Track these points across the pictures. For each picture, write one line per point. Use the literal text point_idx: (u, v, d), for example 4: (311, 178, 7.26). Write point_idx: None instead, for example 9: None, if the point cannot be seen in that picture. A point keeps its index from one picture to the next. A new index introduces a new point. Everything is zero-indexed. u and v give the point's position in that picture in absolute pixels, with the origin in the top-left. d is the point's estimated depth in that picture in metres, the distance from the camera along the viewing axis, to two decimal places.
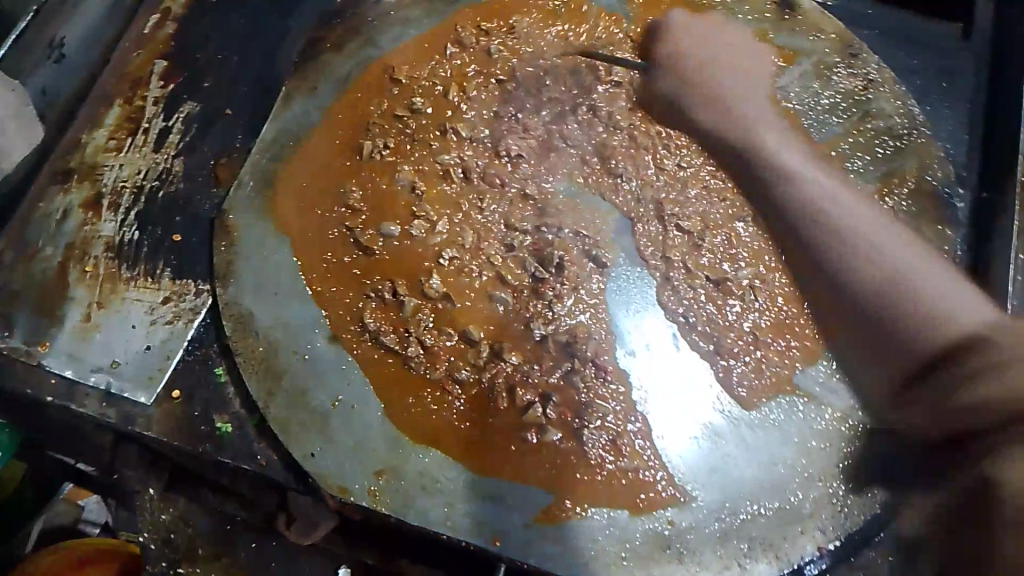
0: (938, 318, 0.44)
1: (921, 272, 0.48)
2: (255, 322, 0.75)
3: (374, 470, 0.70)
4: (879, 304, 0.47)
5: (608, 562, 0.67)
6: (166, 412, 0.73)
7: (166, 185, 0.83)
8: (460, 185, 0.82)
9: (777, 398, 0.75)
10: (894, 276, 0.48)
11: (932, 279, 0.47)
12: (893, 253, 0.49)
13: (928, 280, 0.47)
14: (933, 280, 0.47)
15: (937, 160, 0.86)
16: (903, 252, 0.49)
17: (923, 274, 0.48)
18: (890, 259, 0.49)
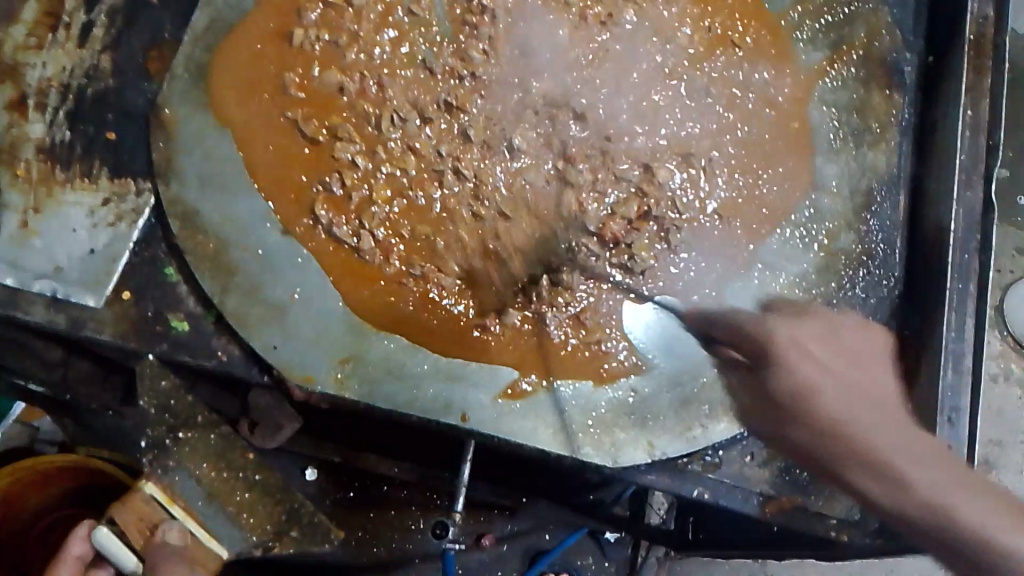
0: (926, 497, 0.49)
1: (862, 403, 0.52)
2: (202, 218, 0.73)
3: (337, 357, 0.70)
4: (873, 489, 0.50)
5: (574, 430, 0.69)
6: (119, 314, 0.72)
7: (94, 80, 0.78)
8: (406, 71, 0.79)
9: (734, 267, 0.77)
10: (841, 417, 0.51)
11: (875, 415, 0.51)
12: (814, 366, 0.53)
13: (893, 429, 0.51)
14: (881, 415, 0.52)
15: (885, 27, 0.86)
16: (837, 375, 0.53)
17: (861, 403, 0.52)
18: (830, 391, 0.52)
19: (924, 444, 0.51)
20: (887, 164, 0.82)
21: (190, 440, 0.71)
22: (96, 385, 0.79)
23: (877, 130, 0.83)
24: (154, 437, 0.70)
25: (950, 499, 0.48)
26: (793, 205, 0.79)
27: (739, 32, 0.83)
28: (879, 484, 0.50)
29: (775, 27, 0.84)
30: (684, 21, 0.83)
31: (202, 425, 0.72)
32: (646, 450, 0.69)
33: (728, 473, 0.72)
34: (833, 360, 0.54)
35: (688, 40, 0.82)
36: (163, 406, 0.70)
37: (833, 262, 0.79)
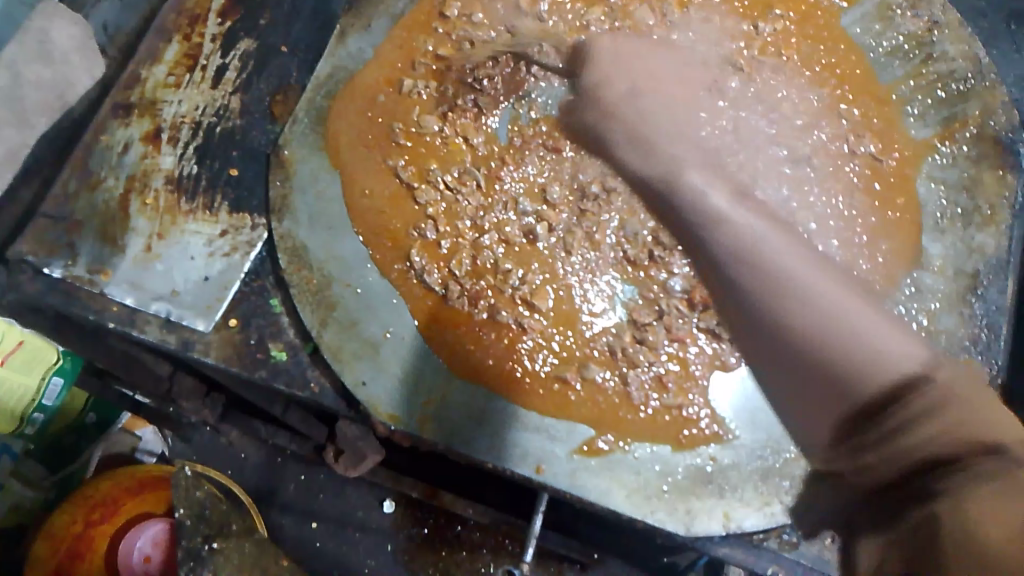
0: (788, 278, 0.53)
1: (790, 254, 0.56)
2: (309, 254, 0.77)
3: (422, 399, 0.72)
4: (796, 313, 0.51)
5: (649, 493, 0.69)
6: (225, 339, 0.76)
7: (223, 120, 0.85)
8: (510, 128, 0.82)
9: None
10: (758, 246, 0.58)
11: (802, 265, 0.54)
12: (738, 218, 0.62)
13: (828, 274, 0.53)
14: (772, 233, 0.59)
15: (1001, 105, 0.83)
16: (788, 247, 0.57)
17: (806, 258, 0.56)
18: (663, 144, 0.75)
19: (841, 282, 0.52)
20: (996, 248, 0.78)
21: (223, 549, 0.86)
22: (198, 400, 0.86)
23: (987, 211, 0.79)
24: (191, 548, 0.84)
25: (805, 270, 0.54)
26: (895, 283, 0.77)
27: (847, 102, 0.84)
28: (795, 281, 0.53)
29: (883, 99, 0.85)
30: (787, 88, 0.84)
31: (237, 533, 0.88)
32: (721, 520, 0.68)
33: (805, 554, 0.70)
34: (772, 232, 0.60)
35: (792, 110, 0.83)
36: (198, 515, 0.85)
37: (932, 344, 0.75)
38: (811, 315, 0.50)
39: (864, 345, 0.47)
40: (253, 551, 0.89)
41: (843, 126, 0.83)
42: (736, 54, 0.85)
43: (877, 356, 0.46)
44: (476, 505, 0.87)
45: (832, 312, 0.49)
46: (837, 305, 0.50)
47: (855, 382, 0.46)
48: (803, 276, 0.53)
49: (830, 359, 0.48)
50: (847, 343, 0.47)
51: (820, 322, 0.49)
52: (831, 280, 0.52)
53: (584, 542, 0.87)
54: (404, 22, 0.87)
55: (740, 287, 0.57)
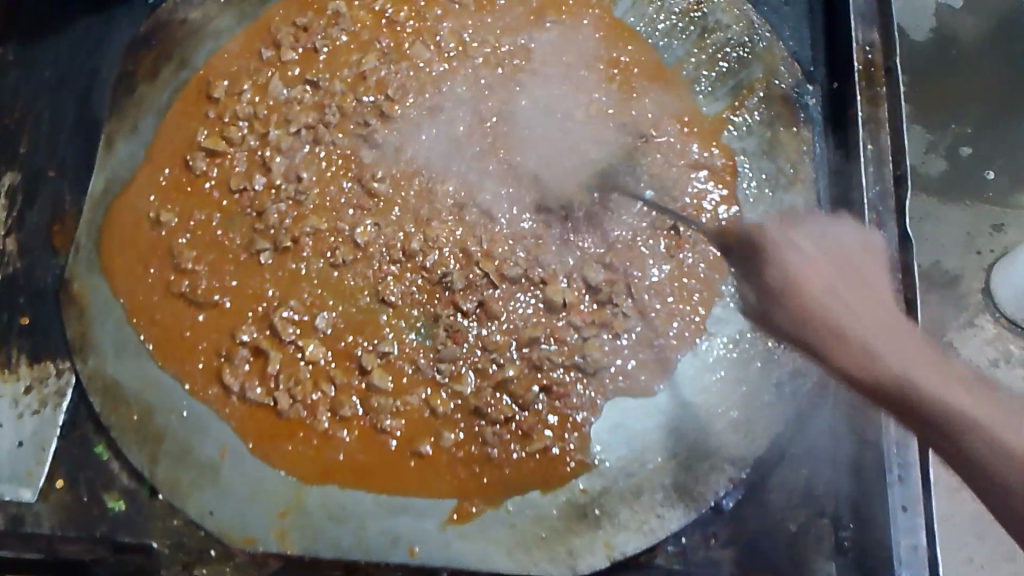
0: (869, 345, 0.53)
1: (860, 310, 0.54)
2: (122, 389, 0.72)
3: (275, 511, 0.68)
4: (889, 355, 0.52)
5: (529, 544, 0.67)
6: (56, 502, 0.71)
7: (2, 266, 0.79)
8: (306, 210, 0.79)
9: (682, 353, 0.73)
10: (814, 320, 0.55)
11: (877, 324, 0.53)
12: (799, 262, 0.56)
13: (872, 325, 0.53)
14: (847, 287, 0.55)
15: (782, 63, 0.84)
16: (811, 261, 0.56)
17: (844, 299, 0.55)
18: (816, 290, 0.55)
19: (908, 342, 0.52)
20: (807, 204, 0.80)
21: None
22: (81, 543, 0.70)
23: (791, 170, 0.81)
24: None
25: (909, 355, 0.52)
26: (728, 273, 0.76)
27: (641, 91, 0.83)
28: (882, 351, 0.52)
29: (673, 82, 0.84)
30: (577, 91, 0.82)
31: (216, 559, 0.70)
32: (604, 552, 0.67)
33: (694, 559, 0.70)
34: (830, 272, 0.56)
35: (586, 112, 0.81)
36: (175, 545, 0.70)
37: None
38: (866, 367, 0.52)
39: (1009, 445, 0.46)
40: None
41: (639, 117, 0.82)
42: (519, 70, 0.83)
43: (1019, 457, 0.45)
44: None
45: (912, 383, 0.50)
46: (957, 390, 0.49)
47: (978, 458, 0.47)
48: (855, 324, 0.53)
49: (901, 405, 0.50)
50: (952, 415, 0.48)
51: (862, 356, 0.52)
52: (892, 327, 0.53)
53: None
54: (171, 115, 0.83)
55: (852, 369, 0.53)
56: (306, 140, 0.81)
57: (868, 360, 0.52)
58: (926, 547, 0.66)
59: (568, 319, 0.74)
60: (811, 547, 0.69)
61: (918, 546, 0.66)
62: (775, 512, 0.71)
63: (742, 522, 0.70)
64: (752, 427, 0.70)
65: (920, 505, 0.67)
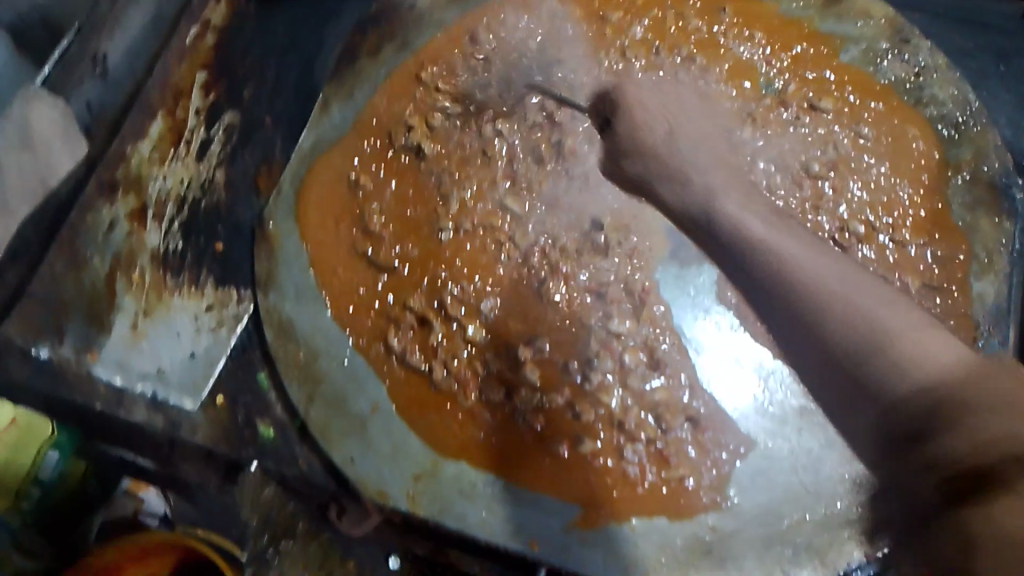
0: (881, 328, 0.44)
1: (822, 257, 0.48)
2: (295, 328, 0.76)
3: (411, 474, 0.71)
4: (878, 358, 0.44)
5: (646, 566, 0.67)
6: (213, 417, 0.76)
7: (208, 195, 0.85)
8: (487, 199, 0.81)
9: None
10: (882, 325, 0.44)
11: (852, 282, 0.46)
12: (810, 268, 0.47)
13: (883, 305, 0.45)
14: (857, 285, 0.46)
15: (994, 149, 0.82)
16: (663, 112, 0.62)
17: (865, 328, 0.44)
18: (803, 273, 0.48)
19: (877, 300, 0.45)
20: (996, 296, 0.77)
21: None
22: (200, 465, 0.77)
23: (985, 258, 0.78)
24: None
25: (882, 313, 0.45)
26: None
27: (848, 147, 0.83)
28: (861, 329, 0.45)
29: (891, 132, 0.84)
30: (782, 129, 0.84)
31: None
32: None
33: None
34: (846, 280, 0.46)
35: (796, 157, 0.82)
36: None
37: None
38: (818, 298, 0.46)
39: (942, 362, 0.42)
40: (321, 553, 0.76)
41: (826, 166, 0.82)
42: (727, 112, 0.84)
43: (907, 349, 0.43)
44: None
45: (873, 320, 0.44)
46: (880, 304, 0.45)
47: (895, 376, 0.42)
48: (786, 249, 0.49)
49: (875, 351, 0.43)
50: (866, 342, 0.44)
51: (884, 313, 0.45)
52: (847, 269, 0.48)
53: None
54: (383, 87, 0.88)
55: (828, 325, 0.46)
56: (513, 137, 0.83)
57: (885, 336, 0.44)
58: None
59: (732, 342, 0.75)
60: None
61: None
62: None
63: None
64: None
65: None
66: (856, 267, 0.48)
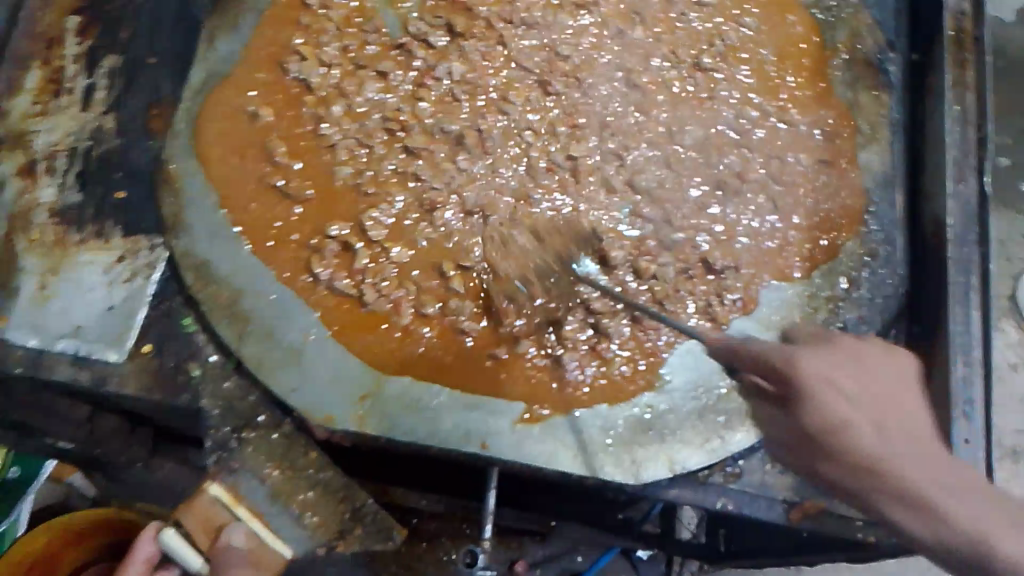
0: (917, 494, 0.47)
1: (842, 381, 0.53)
2: (213, 267, 0.75)
3: (354, 396, 0.71)
4: (945, 509, 0.46)
5: (594, 451, 0.70)
6: (140, 367, 0.73)
7: (100, 143, 0.81)
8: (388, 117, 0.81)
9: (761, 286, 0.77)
10: (896, 464, 0.48)
11: (872, 414, 0.51)
12: (863, 425, 0.50)
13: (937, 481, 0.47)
14: (920, 449, 0.49)
15: (866, 28, 0.88)
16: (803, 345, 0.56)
17: (908, 458, 0.48)
18: (858, 424, 0.50)
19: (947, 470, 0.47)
20: (881, 164, 0.82)
21: (252, 439, 0.70)
22: (124, 438, 0.80)
23: (869, 130, 0.83)
24: (217, 438, 0.70)
25: (951, 501, 0.46)
26: (806, 221, 0.79)
27: (735, 38, 0.86)
28: (914, 515, 0.47)
29: (773, 20, 0.88)
30: (670, 25, 0.87)
31: (265, 425, 0.71)
32: (666, 464, 0.70)
33: (750, 482, 0.73)
34: (866, 394, 0.52)
35: (687, 51, 0.85)
36: (226, 407, 0.71)
37: (835, 263, 0.78)
38: (854, 457, 0.50)
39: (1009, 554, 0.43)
40: (283, 444, 0.71)
41: (716, 59, 0.85)
42: (615, 15, 0.86)
43: (967, 529, 0.45)
44: (428, 496, 0.83)
45: (869, 450, 0.49)
46: (924, 463, 0.48)
47: None
48: (829, 392, 0.52)
49: (902, 501, 0.47)
50: (918, 502, 0.47)
51: (887, 403, 0.52)
52: (871, 395, 0.52)
53: (543, 509, 0.82)
54: (270, 17, 0.85)
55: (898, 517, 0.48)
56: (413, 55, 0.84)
57: (930, 515, 0.46)
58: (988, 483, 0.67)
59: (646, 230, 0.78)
60: None
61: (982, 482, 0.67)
62: None
63: None
64: None
65: (982, 440, 0.69)
66: (905, 398, 0.53)
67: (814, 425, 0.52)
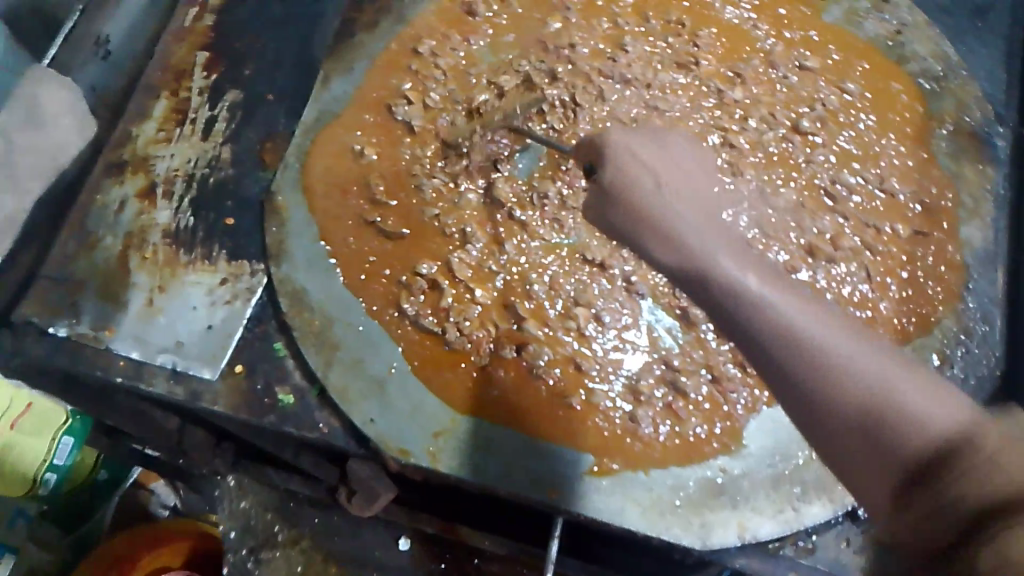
0: (798, 328, 0.46)
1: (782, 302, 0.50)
2: (309, 296, 0.78)
3: (430, 432, 0.72)
4: (817, 333, 0.45)
5: (663, 509, 0.70)
6: (232, 386, 0.76)
7: (216, 171, 0.86)
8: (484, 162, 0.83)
9: None
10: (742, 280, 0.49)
11: (737, 257, 0.52)
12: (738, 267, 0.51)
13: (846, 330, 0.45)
14: (739, 258, 0.52)
15: (974, 98, 0.86)
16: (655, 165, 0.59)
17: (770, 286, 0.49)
18: (683, 225, 0.55)
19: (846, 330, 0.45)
20: (983, 239, 0.80)
21: None
22: (210, 451, 0.84)
23: (971, 204, 0.81)
24: None
25: (851, 347, 0.44)
26: (900, 293, 0.78)
27: (835, 103, 0.86)
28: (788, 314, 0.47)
29: (876, 87, 0.87)
30: (768, 87, 0.87)
31: None
32: (736, 531, 0.69)
33: (823, 558, 0.70)
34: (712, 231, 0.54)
35: (784, 113, 0.85)
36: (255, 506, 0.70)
37: (928, 338, 0.76)
38: (671, 247, 0.55)
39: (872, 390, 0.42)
40: None
41: (815, 122, 0.85)
42: (715, 75, 0.87)
43: (839, 357, 0.44)
44: (493, 536, 0.82)
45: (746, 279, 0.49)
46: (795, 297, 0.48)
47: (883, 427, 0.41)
48: (648, 175, 0.58)
49: (780, 342, 0.46)
50: (792, 332, 0.46)
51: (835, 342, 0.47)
52: (735, 247, 0.54)
53: (606, 561, 0.81)
54: (380, 61, 0.90)
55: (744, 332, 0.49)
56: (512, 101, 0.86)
57: (820, 350, 0.44)
58: None
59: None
60: None
61: None
62: None
63: None
64: None
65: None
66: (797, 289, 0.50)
67: (643, 231, 0.57)
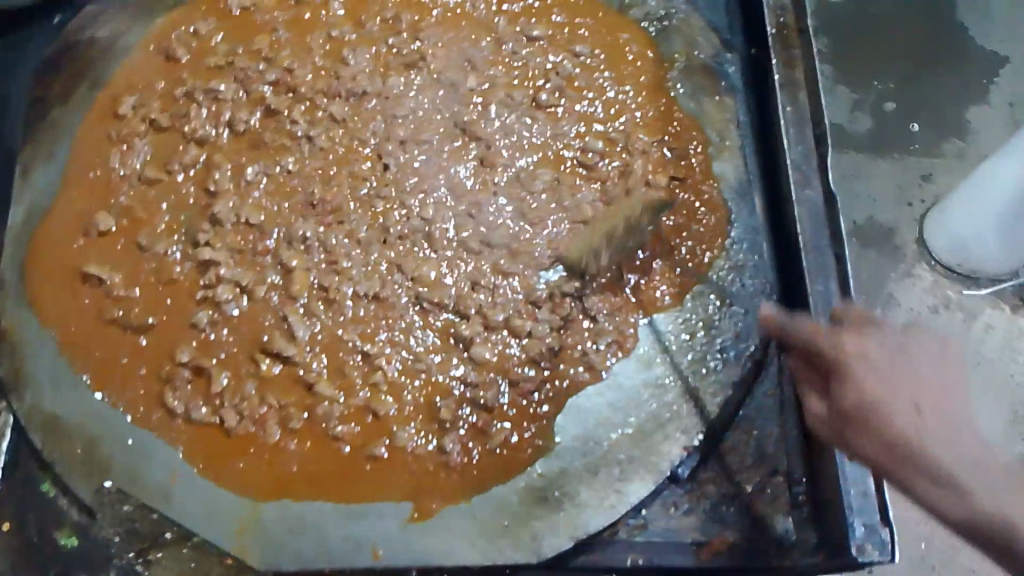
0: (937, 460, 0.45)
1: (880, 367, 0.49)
2: (62, 423, 0.71)
3: (233, 530, 0.67)
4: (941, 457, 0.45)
5: (491, 534, 0.67)
6: (3, 545, 0.70)
7: None
8: (221, 225, 0.76)
9: (639, 328, 0.74)
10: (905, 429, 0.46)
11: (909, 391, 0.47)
12: (901, 412, 0.47)
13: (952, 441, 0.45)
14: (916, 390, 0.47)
15: (700, 32, 0.86)
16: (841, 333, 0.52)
17: (935, 418, 0.46)
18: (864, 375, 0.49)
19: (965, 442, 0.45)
20: (736, 171, 0.81)
21: (161, 560, 0.68)
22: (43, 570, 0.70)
23: (718, 139, 0.82)
24: (122, 565, 0.68)
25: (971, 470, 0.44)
26: (668, 245, 0.77)
27: (569, 67, 0.83)
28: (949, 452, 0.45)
29: (606, 41, 0.85)
30: (505, 65, 0.83)
31: (173, 540, 0.68)
32: (568, 532, 0.67)
33: (655, 530, 0.70)
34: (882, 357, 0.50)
35: (523, 90, 0.82)
36: (127, 530, 0.69)
37: (704, 284, 0.76)
38: (863, 411, 0.49)
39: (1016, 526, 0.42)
40: (196, 555, 0.68)
41: (554, 93, 0.82)
42: (446, 65, 0.83)
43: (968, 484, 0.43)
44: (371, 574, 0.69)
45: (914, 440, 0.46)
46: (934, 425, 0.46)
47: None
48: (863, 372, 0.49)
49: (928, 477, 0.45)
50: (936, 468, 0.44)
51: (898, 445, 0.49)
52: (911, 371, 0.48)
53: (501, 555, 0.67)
54: (81, 136, 0.80)
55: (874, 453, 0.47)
56: (237, 150, 0.79)
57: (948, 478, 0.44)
58: (876, 495, 0.66)
59: (515, 282, 0.75)
60: (767, 505, 0.70)
61: (868, 493, 0.66)
62: (729, 476, 0.71)
63: (700, 487, 0.71)
64: (702, 393, 0.72)
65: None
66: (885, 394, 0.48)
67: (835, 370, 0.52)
